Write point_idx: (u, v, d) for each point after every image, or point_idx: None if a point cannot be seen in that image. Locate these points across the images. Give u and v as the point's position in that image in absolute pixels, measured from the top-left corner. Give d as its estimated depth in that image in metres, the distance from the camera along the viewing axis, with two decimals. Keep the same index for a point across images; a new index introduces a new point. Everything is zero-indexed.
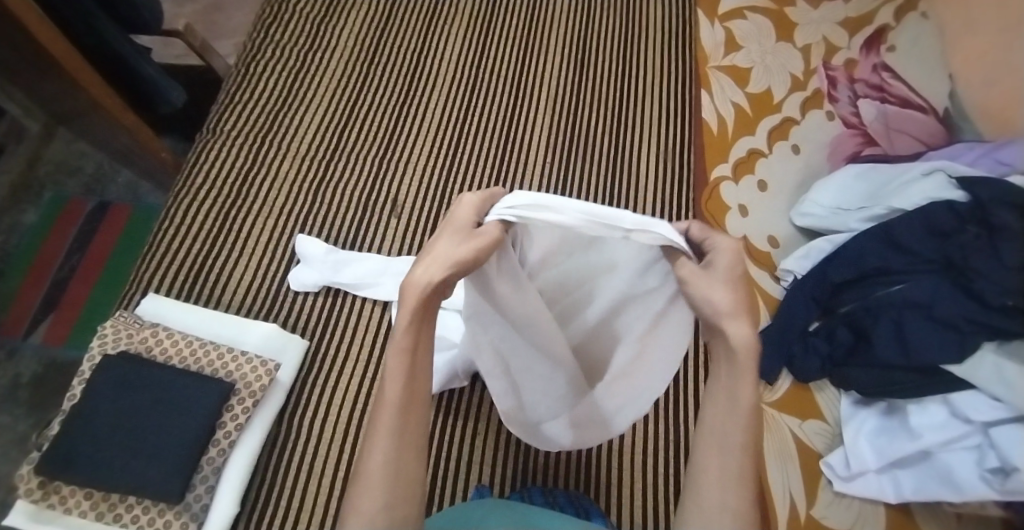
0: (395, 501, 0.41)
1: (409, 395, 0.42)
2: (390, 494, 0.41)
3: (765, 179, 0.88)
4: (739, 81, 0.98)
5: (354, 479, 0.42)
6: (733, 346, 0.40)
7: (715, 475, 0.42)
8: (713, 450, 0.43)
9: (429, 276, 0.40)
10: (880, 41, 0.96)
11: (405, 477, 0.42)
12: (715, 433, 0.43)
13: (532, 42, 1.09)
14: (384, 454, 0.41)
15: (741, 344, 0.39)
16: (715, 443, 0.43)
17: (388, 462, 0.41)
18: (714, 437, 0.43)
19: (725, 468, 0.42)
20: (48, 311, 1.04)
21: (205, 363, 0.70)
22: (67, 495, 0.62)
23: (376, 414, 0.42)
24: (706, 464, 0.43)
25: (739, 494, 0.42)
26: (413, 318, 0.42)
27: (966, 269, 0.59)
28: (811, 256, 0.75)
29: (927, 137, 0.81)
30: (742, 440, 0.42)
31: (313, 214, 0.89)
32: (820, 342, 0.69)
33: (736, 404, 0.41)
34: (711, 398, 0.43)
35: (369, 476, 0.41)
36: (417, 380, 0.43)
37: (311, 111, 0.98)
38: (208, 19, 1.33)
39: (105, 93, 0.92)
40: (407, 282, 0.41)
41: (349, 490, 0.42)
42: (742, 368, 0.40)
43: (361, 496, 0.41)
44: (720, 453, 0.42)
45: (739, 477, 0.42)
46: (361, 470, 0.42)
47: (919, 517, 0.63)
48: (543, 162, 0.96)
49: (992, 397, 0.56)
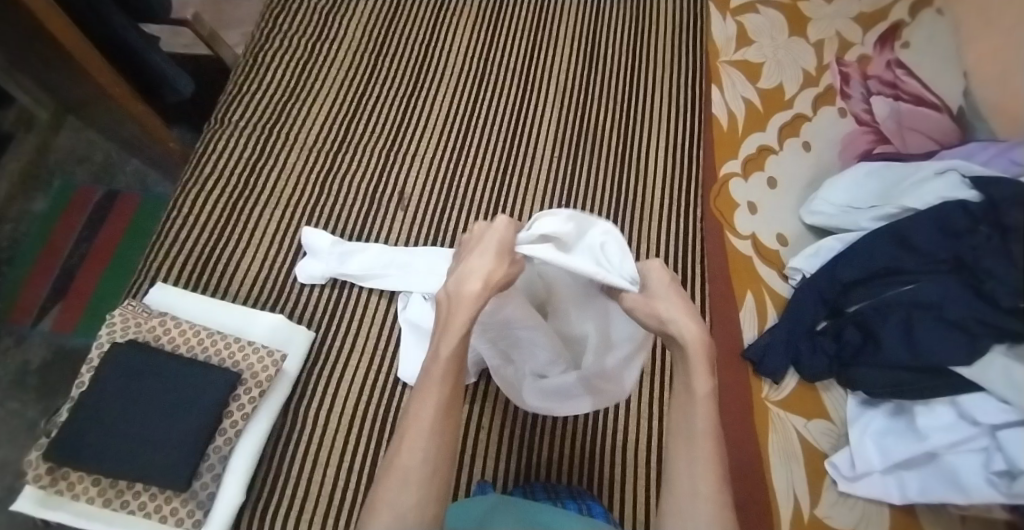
0: (427, 501, 0.44)
1: (451, 400, 0.47)
2: (425, 494, 0.44)
3: (775, 176, 0.87)
4: (750, 76, 0.97)
5: (389, 473, 0.45)
6: (685, 345, 0.50)
7: (685, 465, 0.47)
8: (680, 444, 0.48)
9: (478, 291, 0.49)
10: (894, 37, 0.95)
11: (438, 477, 0.45)
12: (681, 428, 0.49)
13: (541, 35, 1.08)
14: (423, 451, 0.45)
15: (690, 339, 0.50)
16: (682, 439, 0.48)
17: (426, 462, 0.45)
18: (679, 431, 0.49)
19: (692, 455, 0.47)
20: (57, 299, 1.05)
21: (213, 353, 0.71)
22: (75, 481, 0.62)
23: (419, 412, 0.47)
24: (676, 455, 0.48)
25: (707, 477, 0.46)
26: (464, 327, 0.49)
27: (978, 269, 0.56)
28: (821, 254, 0.75)
29: (940, 135, 0.80)
30: (704, 426, 0.48)
31: (320, 205, 0.89)
32: (827, 341, 0.69)
33: (692, 393, 0.49)
34: (674, 401, 0.51)
35: (407, 472, 0.44)
36: (458, 387, 0.48)
37: (319, 102, 0.98)
38: (216, 9, 1.32)
39: (115, 83, 0.92)
40: (459, 294, 0.49)
41: (383, 484, 0.44)
42: (695, 360, 0.49)
43: (399, 490, 0.44)
44: (687, 446, 0.48)
45: (705, 461, 0.46)
46: (397, 465, 0.45)
47: (924, 519, 0.62)
48: (551, 156, 0.96)
49: (1000, 400, 0.56)
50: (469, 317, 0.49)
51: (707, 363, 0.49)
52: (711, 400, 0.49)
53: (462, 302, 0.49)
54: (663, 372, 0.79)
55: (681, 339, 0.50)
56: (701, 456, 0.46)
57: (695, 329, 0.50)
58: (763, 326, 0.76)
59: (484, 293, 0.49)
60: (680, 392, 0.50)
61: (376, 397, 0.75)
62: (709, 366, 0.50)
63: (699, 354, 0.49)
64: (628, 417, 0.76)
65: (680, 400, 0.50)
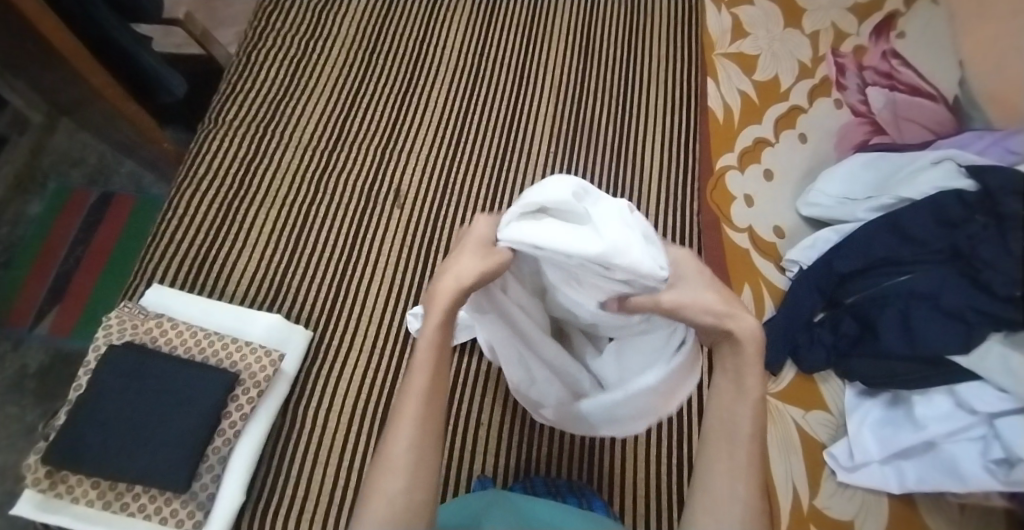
0: (415, 486, 0.44)
1: (433, 388, 0.47)
2: (412, 479, 0.44)
3: (771, 168, 0.86)
4: (746, 68, 0.96)
5: (380, 460, 0.45)
6: (740, 342, 0.45)
7: (725, 465, 0.45)
8: (723, 443, 0.46)
9: (458, 282, 0.46)
10: (889, 28, 0.94)
11: (425, 464, 0.45)
12: (726, 426, 0.46)
13: (536, 31, 1.08)
14: (410, 439, 0.45)
15: (747, 339, 0.45)
16: (724, 438, 0.46)
17: (412, 448, 0.45)
18: (722, 427, 0.47)
19: (734, 457, 0.45)
20: (54, 302, 1.04)
21: (210, 353, 0.70)
22: (74, 484, 0.63)
23: (404, 401, 0.47)
24: (716, 455, 0.46)
25: (746, 483, 0.45)
26: (442, 319, 0.47)
27: (974, 259, 0.59)
28: (818, 247, 0.75)
29: (936, 125, 0.80)
30: (750, 427, 0.46)
31: (316, 205, 0.89)
32: (825, 333, 0.69)
33: (743, 392, 0.46)
34: (719, 396, 0.47)
35: (393, 461, 0.44)
36: (442, 376, 0.48)
37: (313, 101, 0.98)
38: (207, 7, 1.31)
39: (106, 82, 0.90)
40: (438, 286, 0.47)
41: (374, 474, 0.45)
42: (748, 359, 0.45)
43: (387, 479, 0.44)
44: (728, 446, 0.46)
45: (746, 466, 0.45)
46: (385, 454, 0.45)
47: (922, 507, 0.62)
48: (547, 152, 0.95)
49: (999, 389, 0.56)
50: (445, 310, 0.46)
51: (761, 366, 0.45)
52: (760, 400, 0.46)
53: (438, 295, 0.47)
54: None
55: (737, 336, 0.45)
56: (742, 458, 0.45)
57: (753, 325, 0.45)
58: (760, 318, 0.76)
59: (458, 283, 0.46)
60: (727, 387, 0.47)
61: (376, 396, 0.75)
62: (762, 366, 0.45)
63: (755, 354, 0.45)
64: None
65: (727, 397, 0.47)
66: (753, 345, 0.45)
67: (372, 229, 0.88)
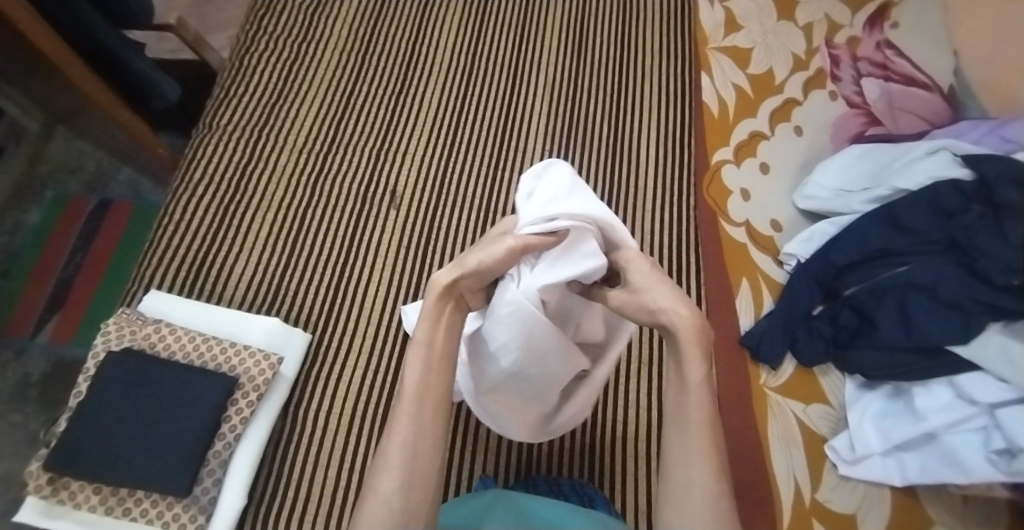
0: (412, 482, 0.44)
1: (425, 385, 0.47)
2: (408, 476, 0.44)
3: (767, 162, 0.86)
4: (740, 62, 0.96)
5: (376, 459, 0.45)
6: (678, 333, 0.46)
7: (681, 453, 0.44)
8: (676, 434, 0.45)
9: (449, 277, 0.48)
10: (882, 18, 0.94)
11: (421, 460, 0.45)
12: (677, 417, 0.46)
13: (529, 30, 1.07)
14: (406, 434, 0.45)
15: (681, 326, 0.45)
16: (676, 427, 0.46)
17: (406, 443, 0.45)
18: (675, 417, 0.46)
19: (686, 444, 0.44)
20: (55, 310, 1.05)
21: (208, 358, 0.70)
22: (76, 490, 0.63)
23: (399, 399, 0.47)
24: (671, 447, 0.45)
25: (702, 468, 0.43)
26: (433, 316, 0.49)
27: (971, 249, 0.58)
28: (815, 239, 0.75)
29: (931, 115, 0.79)
30: (698, 413, 0.45)
31: (311, 207, 0.89)
32: (824, 325, 0.69)
33: (684, 379, 0.45)
34: (669, 392, 0.48)
35: (388, 458, 0.44)
36: (434, 373, 0.48)
37: (306, 104, 0.98)
38: (200, 12, 1.32)
39: (99, 89, 0.91)
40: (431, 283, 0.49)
41: (372, 471, 0.45)
42: (687, 346, 0.45)
43: (381, 476, 0.44)
44: (680, 433, 0.45)
45: (701, 452, 0.44)
46: (381, 453, 0.45)
47: (925, 499, 0.62)
48: (542, 149, 0.95)
49: (998, 379, 0.56)
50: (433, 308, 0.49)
51: (702, 350, 0.45)
52: (706, 385, 0.45)
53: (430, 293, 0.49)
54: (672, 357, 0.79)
55: (673, 327, 0.46)
56: (695, 443, 0.44)
57: (688, 313, 0.45)
58: (760, 313, 0.75)
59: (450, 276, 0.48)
60: (674, 380, 0.47)
61: (375, 397, 0.75)
62: (705, 352, 0.45)
63: (690, 340, 0.45)
64: (627, 408, 0.76)
65: (673, 389, 0.47)
66: (689, 332, 0.45)
67: (368, 231, 0.88)
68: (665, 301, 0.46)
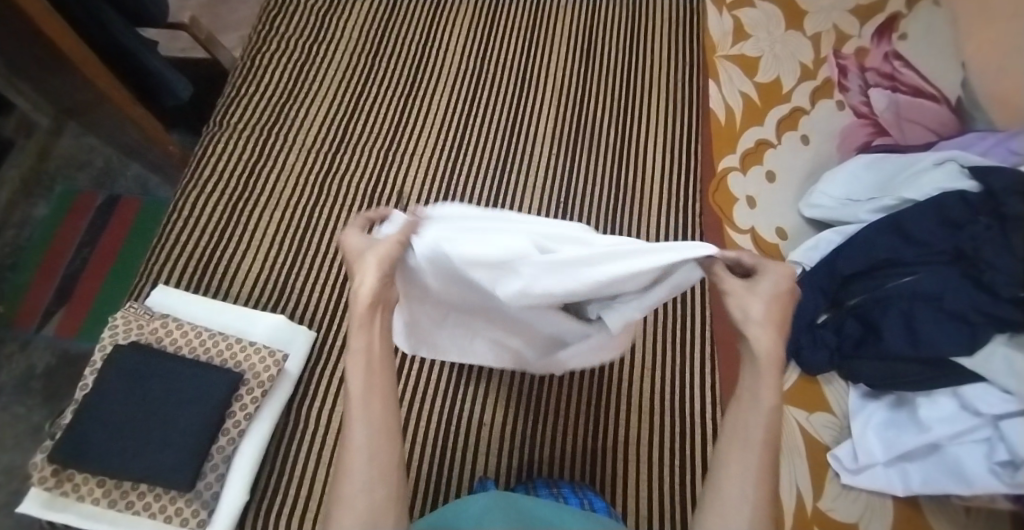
0: (375, 482, 0.42)
1: (370, 383, 0.44)
2: (374, 475, 0.42)
3: (773, 170, 0.86)
4: (748, 70, 0.96)
5: (337, 467, 0.43)
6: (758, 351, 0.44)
7: (736, 469, 0.43)
8: (734, 449, 0.44)
9: (366, 284, 0.44)
10: (891, 28, 0.94)
11: (383, 458, 0.43)
12: (737, 434, 0.44)
13: (539, 35, 1.08)
14: (361, 438, 0.43)
15: (768, 348, 0.43)
16: (734, 442, 0.44)
17: (363, 446, 0.43)
18: (734, 431, 0.44)
19: (746, 462, 0.43)
20: (61, 304, 1.05)
21: (214, 354, 0.71)
22: (80, 483, 0.63)
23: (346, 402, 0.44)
24: (726, 461, 0.44)
25: (758, 489, 0.42)
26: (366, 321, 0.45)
27: (978, 260, 0.59)
28: (820, 248, 0.75)
29: (939, 125, 0.81)
30: (762, 435, 0.43)
31: (319, 206, 0.90)
32: (828, 334, 0.69)
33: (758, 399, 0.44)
34: (733, 407, 0.45)
35: (347, 464, 0.42)
36: (375, 370, 0.45)
37: (316, 104, 0.99)
38: (211, 12, 1.33)
39: (111, 85, 0.92)
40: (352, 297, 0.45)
41: (334, 480, 0.43)
42: (766, 367, 0.43)
43: (342, 483, 0.42)
44: (739, 450, 0.43)
45: (758, 473, 0.42)
46: (340, 459, 0.43)
47: (928, 511, 0.62)
48: (549, 153, 0.96)
49: (1003, 390, 0.56)
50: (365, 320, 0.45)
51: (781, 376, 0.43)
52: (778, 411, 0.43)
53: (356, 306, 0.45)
54: (675, 363, 0.79)
55: (754, 346, 0.43)
56: (755, 464, 0.42)
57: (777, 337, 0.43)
58: None
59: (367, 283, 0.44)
60: (743, 396, 0.45)
61: None
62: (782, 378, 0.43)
63: (772, 363, 0.43)
64: (629, 412, 0.76)
65: (740, 405, 0.45)
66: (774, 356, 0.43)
67: None
68: (758, 312, 0.43)
